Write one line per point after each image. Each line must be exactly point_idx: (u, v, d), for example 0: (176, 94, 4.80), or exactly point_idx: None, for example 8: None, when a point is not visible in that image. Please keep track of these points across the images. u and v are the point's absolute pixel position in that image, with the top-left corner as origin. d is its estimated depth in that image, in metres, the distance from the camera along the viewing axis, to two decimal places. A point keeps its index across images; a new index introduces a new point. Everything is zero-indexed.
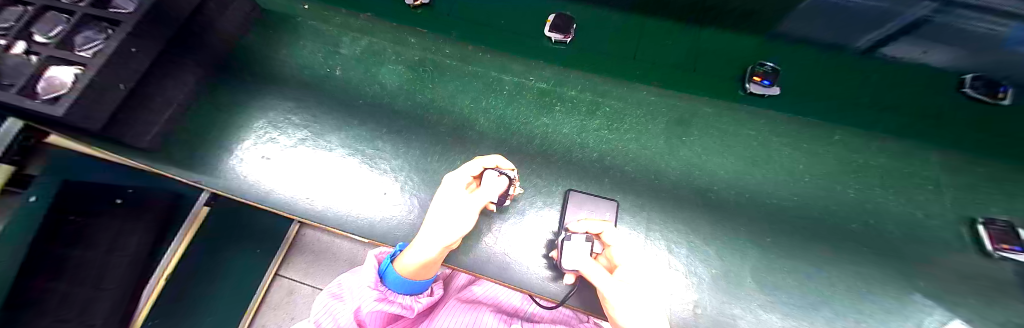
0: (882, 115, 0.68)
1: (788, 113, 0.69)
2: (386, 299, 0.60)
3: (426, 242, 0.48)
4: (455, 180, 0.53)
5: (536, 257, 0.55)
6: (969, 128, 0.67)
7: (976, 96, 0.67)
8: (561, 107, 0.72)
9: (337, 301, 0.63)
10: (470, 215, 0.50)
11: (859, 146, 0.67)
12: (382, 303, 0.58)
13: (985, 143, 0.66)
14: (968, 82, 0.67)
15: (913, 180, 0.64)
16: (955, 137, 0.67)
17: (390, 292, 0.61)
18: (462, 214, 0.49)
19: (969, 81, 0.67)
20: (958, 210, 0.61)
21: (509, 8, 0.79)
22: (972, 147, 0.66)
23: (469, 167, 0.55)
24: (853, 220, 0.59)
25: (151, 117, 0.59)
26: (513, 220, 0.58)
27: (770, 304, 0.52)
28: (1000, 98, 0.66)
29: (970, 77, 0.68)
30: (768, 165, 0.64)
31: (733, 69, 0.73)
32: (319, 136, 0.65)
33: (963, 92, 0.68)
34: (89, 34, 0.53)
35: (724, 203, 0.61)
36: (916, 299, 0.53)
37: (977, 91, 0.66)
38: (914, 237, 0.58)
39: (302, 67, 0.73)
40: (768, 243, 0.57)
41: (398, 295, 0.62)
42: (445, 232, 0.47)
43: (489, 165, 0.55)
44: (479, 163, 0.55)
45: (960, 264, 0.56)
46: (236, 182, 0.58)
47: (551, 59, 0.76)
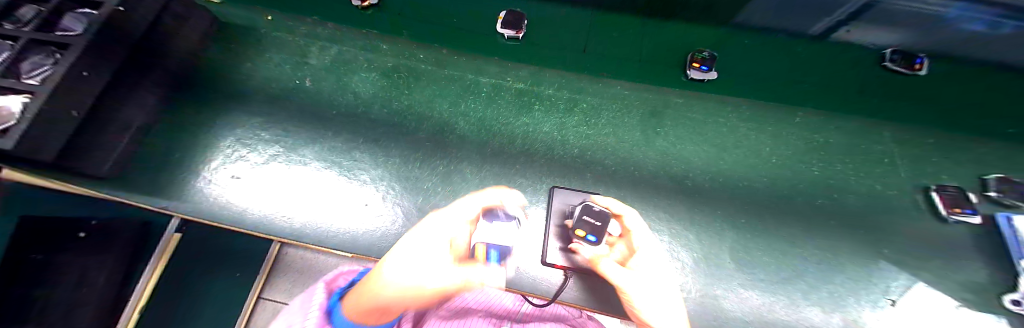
0: (835, 95, 0.73)
1: (740, 97, 0.73)
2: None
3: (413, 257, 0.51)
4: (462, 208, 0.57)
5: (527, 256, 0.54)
6: (910, 102, 0.73)
7: (896, 69, 0.72)
8: (541, 106, 0.73)
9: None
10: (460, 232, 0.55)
11: (820, 126, 0.70)
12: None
13: (927, 115, 0.72)
14: (887, 57, 0.73)
15: (870, 154, 0.68)
16: (902, 112, 0.72)
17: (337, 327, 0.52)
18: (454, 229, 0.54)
19: (889, 55, 0.73)
20: (914, 180, 0.65)
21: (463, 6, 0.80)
22: (918, 119, 0.71)
23: (465, 203, 0.58)
24: (819, 196, 0.62)
25: (110, 144, 0.56)
26: None
27: (748, 283, 0.54)
28: (917, 69, 0.72)
29: (889, 51, 0.73)
30: (738, 150, 0.67)
31: (677, 56, 0.76)
32: (293, 151, 0.63)
33: (884, 66, 0.73)
34: (36, 60, 0.50)
35: (702, 189, 0.63)
36: (882, 266, 0.56)
37: (895, 64, 0.72)
38: (877, 208, 0.62)
39: (270, 81, 0.71)
40: (743, 223, 0.59)
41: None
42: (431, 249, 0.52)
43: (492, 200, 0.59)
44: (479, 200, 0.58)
45: (918, 230, 0.60)
46: (206, 204, 0.55)
47: (511, 57, 0.78)
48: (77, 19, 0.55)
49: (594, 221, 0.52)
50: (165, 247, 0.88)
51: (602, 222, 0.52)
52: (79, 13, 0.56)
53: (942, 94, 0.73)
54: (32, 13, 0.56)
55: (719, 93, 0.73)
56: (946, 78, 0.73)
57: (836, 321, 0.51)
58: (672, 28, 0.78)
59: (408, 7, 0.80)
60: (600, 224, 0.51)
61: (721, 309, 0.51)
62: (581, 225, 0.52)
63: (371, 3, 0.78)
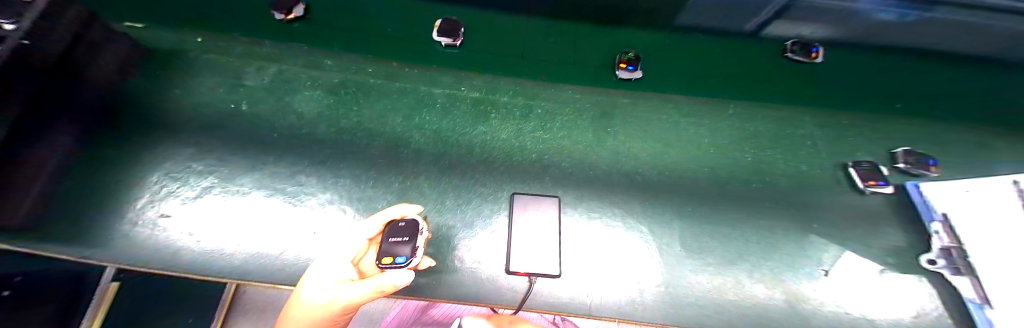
0: (761, 84, 0.79)
1: (672, 92, 0.78)
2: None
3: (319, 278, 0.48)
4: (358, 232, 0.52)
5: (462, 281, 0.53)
6: (826, 88, 0.80)
7: (796, 59, 0.77)
8: (497, 115, 0.74)
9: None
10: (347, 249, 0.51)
11: (752, 114, 0.76)
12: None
13: (838, 97, 0.80)
14: (789, 47, 0.77)
15: (796, 137, 0.74)
16: (818, 96, 0.79)
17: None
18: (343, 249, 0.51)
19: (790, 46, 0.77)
20: (835, 158, 0.72)
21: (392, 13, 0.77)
22: (829, 102, 0.79)
23: (367, 226, 0.52)
24: (755, 180, 0.67)
25: (21, 190, 0.50)
26: (463, 235, 0.58)
27: (698, 267, 0.57)
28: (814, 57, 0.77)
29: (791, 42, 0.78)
30: (681, 143, 0.71)
31: (607, 58, 0.80)
32: (229, 181, 0.60)
33: (787, 57, 0.78)
34: None
35: (651, 182, 0.66)
36: (813, 240, 0.61)
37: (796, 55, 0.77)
38: (805, 186, 0.68)
39: (204, 106, 0.67)
40: (690, 211, 0.63)
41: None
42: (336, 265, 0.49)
43: (391, 216, 0.53)
44: (380, 217, 0.52)
45: (841, 202, 0.66)
46: (129, 248, 0.51)
47: (453, 64, 0.79)
48: None
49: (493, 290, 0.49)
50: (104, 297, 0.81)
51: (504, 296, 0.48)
52: None
53: (842, 76, 0.79)
54: None
55: (652, 90, 0.78)
56: (848, 60, 0.80)
57: (777, 295, 0.55)
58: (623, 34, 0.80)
59: (346, 17, 0.77)
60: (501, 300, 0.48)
61: (675, 296, 0.53)
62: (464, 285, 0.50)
63: (293, 16, 0.74)
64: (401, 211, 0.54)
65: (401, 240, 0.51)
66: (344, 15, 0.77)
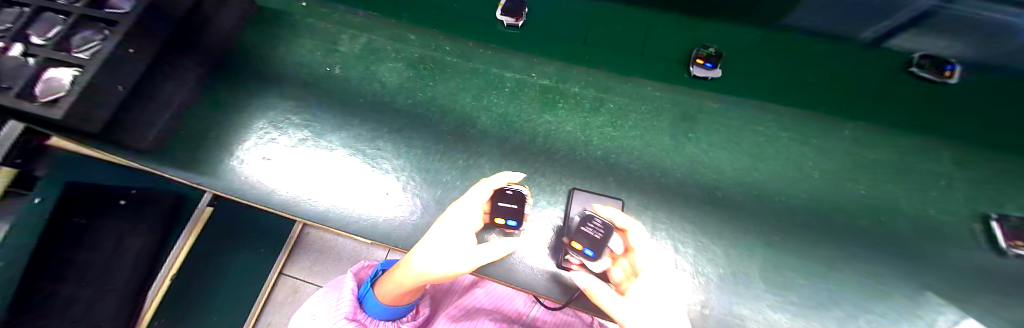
0: (878, 105, 0.68)
1: (761, 99, 0.69)
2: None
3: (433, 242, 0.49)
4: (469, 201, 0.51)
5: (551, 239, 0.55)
6: (962, 120, 0.66)
7: (924, 75, 0.67)
8: (564, 104, 0.71)
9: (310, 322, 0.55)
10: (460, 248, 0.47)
11: (868, 140, 0.65)
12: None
13: (980, 133, 0.66)
14: (915, 61, 0.67)
15: (921, 176, 0.62)
16: (952, 128, 0.66)
17: (368, 321, 0.57)
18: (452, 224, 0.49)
19: (916, 59, 0.67)
20: (972, 207, 0.60)
21: None
22: (968, 137, 0.65)
23: (479, 190, 0.52)
24: (862, 217, 0.58)
25: (152, 118, 0.59)
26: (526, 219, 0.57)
27: (778, 304, 0.50)
28: (947, 76, 0.66)
29: (917, 55, 0.68)
30: (775, 161, 0.63)
31: (679, 51, 0.73)
32: (320, 136, 0.64)
33: (911, 72, 0.68)
34: (88, 35, 0.53)
35: (733, 202, 0.59)
36: (930, 299, 0.51)
37: (923, 71, 0.66)
38: (927, 235, 0.57)
39: (301, 66, 0.72)
40: (776, 241, 0.56)
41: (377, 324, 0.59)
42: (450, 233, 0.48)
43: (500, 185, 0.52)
44: (491, 184, 0.52)
45: (972, 261, 0.55)
46: (237, 182, 0.57)
47: (529, 49, 0.76)
48: None
49: (594, 234, 0.50)
50: (198, 220, 0.91)
51: (602, 235, 0.49)
52: None
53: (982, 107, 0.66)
54: None
55: (741, 97, 0.69)
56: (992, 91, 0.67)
57: None
58: (714, 27, 0.73)
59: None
60: (600, 237, 0.49)
61: None
62: (580, 238, 0.49)
63: None
64: (508, 179, 0.54)
65: (512, 207, 0.52)
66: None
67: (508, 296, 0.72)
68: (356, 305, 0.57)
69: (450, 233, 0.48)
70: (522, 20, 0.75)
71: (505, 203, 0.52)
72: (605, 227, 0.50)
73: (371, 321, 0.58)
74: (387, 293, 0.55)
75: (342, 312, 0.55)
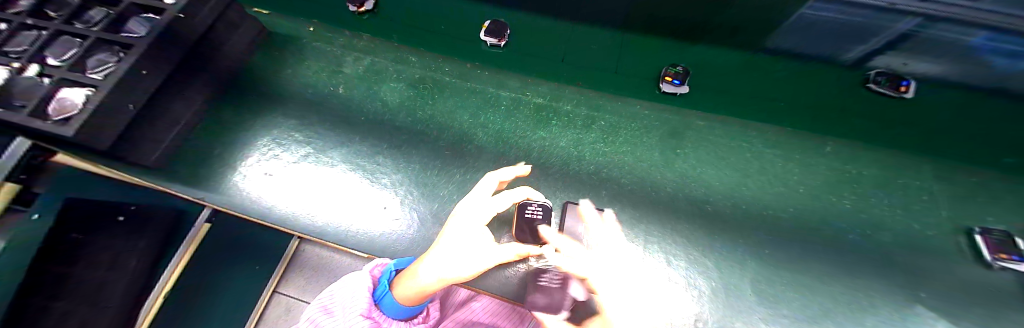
0: (851, 123, 0.71)
1: (737, 116, 0.73)
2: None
3: (453, 241, 0.46)
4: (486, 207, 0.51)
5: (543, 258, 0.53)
6: (932, 137, 0.70)
7: (882, 90, 0.71)
8: (559, 122, 0.74)
9: (324, 318, 0.45)
10: (471, 248, 0.45)
11: (849, 157, 0.68)
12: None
13: (952, 149, 0.69)
14: (872, 78, 0.71)
15: (904, 190, 0.64)
16: (923, 144, 0.69)
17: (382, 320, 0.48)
18: (462, 235, 0.47)
19: (873, 76, 0.72)
20: (955, 221, 0.61)
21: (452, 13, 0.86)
22: (940, 153, 0.69)
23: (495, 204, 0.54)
24: (848, 231, 0.60)
25: (159, 135, 0.61)
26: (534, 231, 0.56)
27: (770, 317, 0.51)
28: (903, 91, 0.70)
29: (874, 72, 0.72)
30: (761, 177, 0.65)
31: (653, 71, 0.78)
32: (321, 152, 0.66)
33: (868, 87, 0.72)
34: (102, 57, 0.56)
35: (723, 215, 0.61)
36: (919, 311, 0.52)
37: (879, 86, 0.71)
38: (912, 247, 0.58)
39: (305, 86, 0.75)
40: (766, 254, 0.57)
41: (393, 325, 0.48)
42: (461, 242, 0.46)
43: (521, 198, 0.55)
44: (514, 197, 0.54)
45: (959, 274, 0.56)
46: (238, 197, 0.59)
47: (525, 70, 0.80)
48: (140, 23, 0.60)
49: (550, 285, 0.46)
50: (196, 235, 0.92)
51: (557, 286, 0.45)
52: (142, 17, 0.62)
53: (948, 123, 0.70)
54: (101, 15, 0.62)
55: (725, 114, 0.73)
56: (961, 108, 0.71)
57: None
58: (698, 51, 0.78)
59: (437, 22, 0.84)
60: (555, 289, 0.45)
61: None
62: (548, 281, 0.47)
63: (366, 10, 0.85)
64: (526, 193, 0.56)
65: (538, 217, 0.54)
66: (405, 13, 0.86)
67: (507, 310, 0.68)
68: (372, 304, 0.48)
69: (462, 236, 0.46)
70: (505, 40, 0.80)
71: (530, 214, 0.54)
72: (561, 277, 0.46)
73: (384, 320, 0.48)
74: (405, 294, 0.46)
75: (357, 309, 0.45)
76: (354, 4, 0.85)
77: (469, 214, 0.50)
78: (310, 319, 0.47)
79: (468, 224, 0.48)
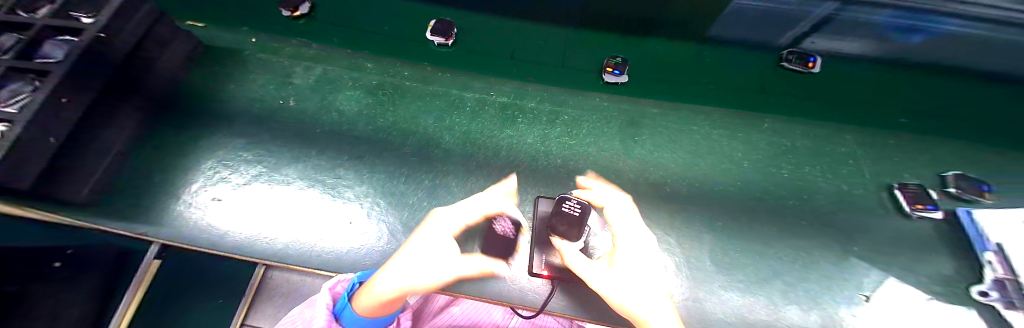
0: (789, 99, 0.78)
1: (688, 101, 0.77)
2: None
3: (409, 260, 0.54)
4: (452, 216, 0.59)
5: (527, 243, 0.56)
6: (857, 106, 0.77)
7: (793, 67, 0.78)
8: (523, 119, 0.75)
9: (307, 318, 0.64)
10: None
11: (788, 130, 0.74)
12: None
13: (872, 115, 0.77)
14: (784, 57, 0.78)
15: (836, 157, 0.71)
16: (850, 114, 0.77)
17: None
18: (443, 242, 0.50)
19: (785, 55, 0.78)
20: (879, 179, 0.69)
21: (394, 14, 0.84)
22: (864, 121, 0.76)
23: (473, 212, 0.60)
24: (791, 197, 0.65)
25: (89, 169, 0.56)
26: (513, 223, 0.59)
27: (729, 284, 0.55)
28: (810, 67, 0.77)
29: (786, 51, 0.78)
30: (713, 155, 0.70)
31: (595, 63, 0.81)
32: (276, 171, 0.63)
33: (782, 66, 0.79)
34: (16, 87, 0.51)
35: (681, 195, 0.64)
36: (854, 263, 0.58)
37: (791, 64, 0.77)
38: (846, 206, 0.65)
39: (255, 101, 0.72)
40: (720, 227, 0.61)
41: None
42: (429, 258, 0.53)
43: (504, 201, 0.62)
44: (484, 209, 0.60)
45: (885, 226, 0.63)
46: (186, 228, 0.55)
47: (485, 69, 0.81)
48: (59, 46, 0.56)
49: (572, 212, 0.51)
50: (140, 281, 0.84)
51: (581, 213, 0.51)
52: (60, 40, 0.57)
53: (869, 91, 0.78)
54: (12, 40, 0.56)
55: (675, 100, 0.78)
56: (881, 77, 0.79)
57: (814, 318, 0.52)
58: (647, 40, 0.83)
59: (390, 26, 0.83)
60: (579, 215, 0.50)
61: (704, 312, 0.51)
62: (558, 219, 0.51)
63: (303, 14, 0.82)
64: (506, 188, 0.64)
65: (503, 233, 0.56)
66: (358, 12, 0.84)
67: (485, 310, 0.76)
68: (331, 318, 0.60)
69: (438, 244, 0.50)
70: (452, 39, 0.80)
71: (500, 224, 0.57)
72: (582, 204, 0.52)
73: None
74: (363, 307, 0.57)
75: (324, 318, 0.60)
76: (287, 9, 0.81)
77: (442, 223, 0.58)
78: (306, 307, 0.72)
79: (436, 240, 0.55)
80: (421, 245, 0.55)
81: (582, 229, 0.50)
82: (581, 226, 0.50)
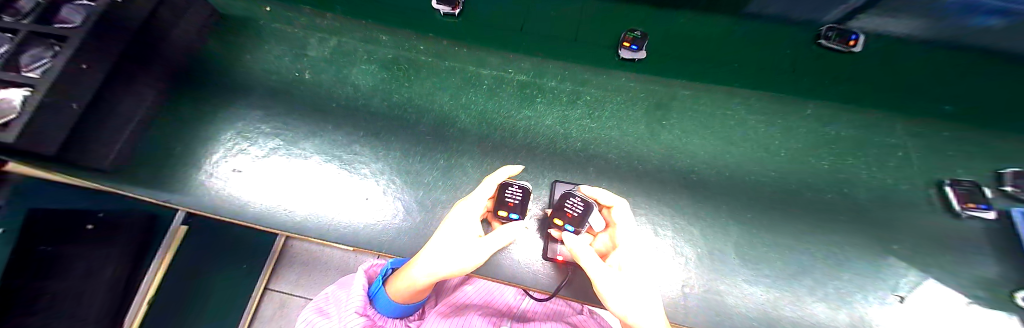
0: (834, 84, 0.71)
1: (722, 83, 0.72)
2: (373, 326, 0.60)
3: (440, 250, 0.48)
4: (469, 210, 0.51)
5: (539, 228, 0.56)
6: (909, 94, 0.71)
7: (830, 46, 0.72)
8: (542, 99, 0.72)
9: (323, 317, 0.62)
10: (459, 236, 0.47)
11: (831, 118, 0.68)
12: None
13: (926, 104, 0.70)
14: (823, 33, 0.72)
15: (881, 149, 0.66)
16: (901, 103, 0.70)
17: (377, 317, 0.62)
18: (465, 232, 0.49)
19: (823, 32, 0.72)
20: (927, 174, 0.63)
21: None
22: (918, 110, 0.69)
23: (485, 187, 0.52)
24: (828, 190, 0.61)
25: (112, 136, 0.56)
26: None
27: (753, 278, 0.52)
28: (851, 45, 0.71)
29: (826, 27, 0.72)
30: (745, 143, 0.65)
31: (612, 36, 0.76)
32: (293, 144, 0.63)
33: (819, 43, 0.73)
34: (36, 53, 0.50)
35: (708, 184, 0.61)
36: (891, 263, 0.55)
37: (828, 41, 0.71)
38: (887, 203, 0.60)
39: (270, 73, 0.71)
40: (749, 219, 0.58)
41: (386, 320, 0.64)
42: (454, 253, 0.48)
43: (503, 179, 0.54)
44: (496, 178, 0.53)
45: (930, 224, 0.58)
46: (209, 197, 0.56)
47: (504, 44, 0.77)
48: (76, 11, 0.55)
49: (574, 211, 0.50)
50: (176, 236, 0.92)
51: (582, 213, 0.50)
52: (77, 4, 0.56)
53: (921, 78, 0.72)
54: (31, 4, 0.56)
55: (706, 81, 0.72)
56: (935, 65, 0.73)
57: (842, 318, 0.50)
58: (679, 16, 0.76)
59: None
60: (580, 214, 0.49)
61: (724, 306, 0.50)
62: (560, 214, 0.50)
63: None
64: (509, 173, 0.55)
65: (514, 200, 0.53)
66: None
67: (498, 290, 0.77)
68: (366, 301, 0.63)
69: (454, 236, 0.48)
70: (459, 8, 0.76)
71: (510, 195, 0.53)
72: (585, 202, 0.51)
73: (380, 317, 0.63)
74: (397, 293, 0.59)
75: (352, 308, 0.60)
76: None
77: (460, 221, 0.49)
78: (314, 313, 0.65)
79: (456, 233, 0.49)
80: (447, 236, 0.48)
81: (581, 228, 0.49)
82: (581, 225, 0.49)
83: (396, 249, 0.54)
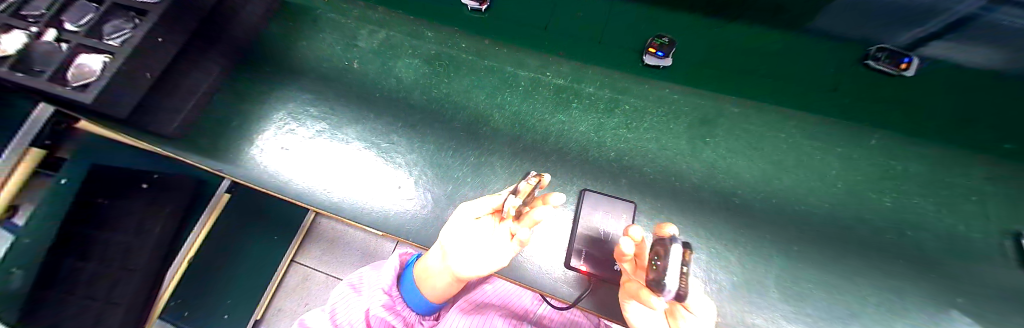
0: (899, 115, 0.66)
1: (771, 102, 0.68)
2: (393, 308, 0.63)
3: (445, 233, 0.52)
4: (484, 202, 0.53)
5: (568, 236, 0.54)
6: (988, 134, 0.64)
7: (881, 68, 0.66)
8: (578, 104, 0.70)
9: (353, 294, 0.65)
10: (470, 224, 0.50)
11: (896, 152, 0.63)
12: (388, 310, 0.61)
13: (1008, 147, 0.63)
14: (872, 54, 0.66)
15: (953, 190, 0.60)
16: (978, 143, 0.63)
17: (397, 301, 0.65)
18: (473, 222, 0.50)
19: (873, 52, 0.66)
20: (1005, 224, 0.57)
21: None
22: (998, 153, 0.62)
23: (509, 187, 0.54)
24: (885, 231, 0.56)
25: (175, 105, 0.61)
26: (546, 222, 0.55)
27: (794, 314, 0.49)
28: (903, 69, 0.65)
29: (876, 48, 0.67)
30: (796, 170, 0.61)
31: (641, 42, 0.74)
32: (337, 129, 0.65)
33: (867, 64, 0.67)
34: (117, 23, 0.55)
35: (750, 210, 0.58)
36: (954, 317, 0.49)
37: (878, 63, 0.65)
38: (954, 250, 0.55)
39: (320, 59, 0.73)
40: (794, 252, 0.54)
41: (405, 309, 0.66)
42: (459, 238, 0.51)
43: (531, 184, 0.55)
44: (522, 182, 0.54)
45: (1004, 280, 0.52)
46: (257, 171, 0.59)
47: (547, 48, 0.76)
48: None
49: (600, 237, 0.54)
50: (217, 203, 1.03)
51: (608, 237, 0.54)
52: None
53: (1004, 118, 0.64)
54: None
55: (755, 99, 0.68)
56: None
57: None
58: (732, 30, 0.73)
59: None
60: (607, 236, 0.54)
61: None
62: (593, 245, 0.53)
63: None
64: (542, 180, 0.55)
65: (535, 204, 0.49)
66: None
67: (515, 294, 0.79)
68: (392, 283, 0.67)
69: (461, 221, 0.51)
70: (486, 4, 0.77)
71: None
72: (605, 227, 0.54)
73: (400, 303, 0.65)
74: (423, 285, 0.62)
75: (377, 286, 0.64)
76: None
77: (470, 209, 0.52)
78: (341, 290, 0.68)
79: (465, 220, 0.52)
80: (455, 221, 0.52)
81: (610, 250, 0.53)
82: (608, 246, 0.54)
83: (421, 240, 0.54)
